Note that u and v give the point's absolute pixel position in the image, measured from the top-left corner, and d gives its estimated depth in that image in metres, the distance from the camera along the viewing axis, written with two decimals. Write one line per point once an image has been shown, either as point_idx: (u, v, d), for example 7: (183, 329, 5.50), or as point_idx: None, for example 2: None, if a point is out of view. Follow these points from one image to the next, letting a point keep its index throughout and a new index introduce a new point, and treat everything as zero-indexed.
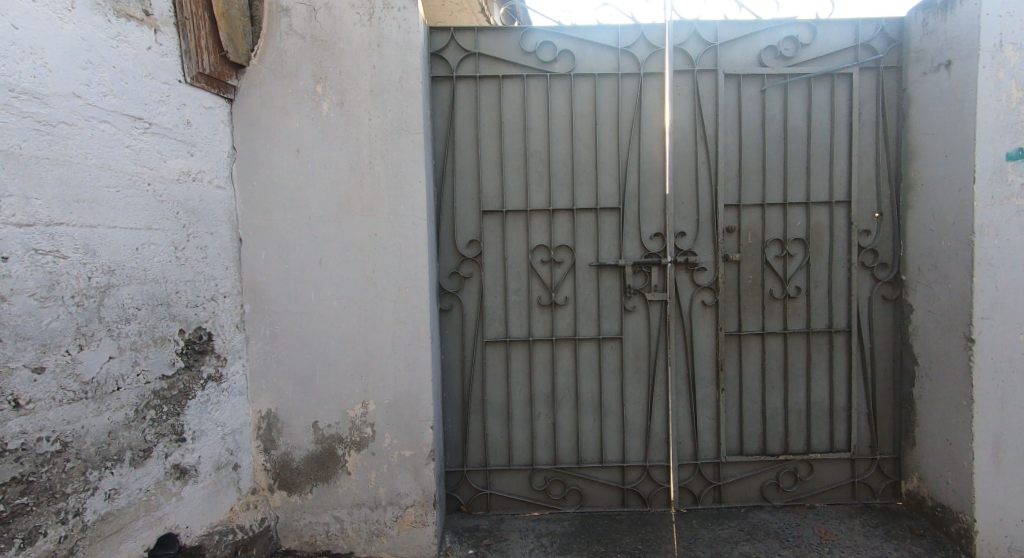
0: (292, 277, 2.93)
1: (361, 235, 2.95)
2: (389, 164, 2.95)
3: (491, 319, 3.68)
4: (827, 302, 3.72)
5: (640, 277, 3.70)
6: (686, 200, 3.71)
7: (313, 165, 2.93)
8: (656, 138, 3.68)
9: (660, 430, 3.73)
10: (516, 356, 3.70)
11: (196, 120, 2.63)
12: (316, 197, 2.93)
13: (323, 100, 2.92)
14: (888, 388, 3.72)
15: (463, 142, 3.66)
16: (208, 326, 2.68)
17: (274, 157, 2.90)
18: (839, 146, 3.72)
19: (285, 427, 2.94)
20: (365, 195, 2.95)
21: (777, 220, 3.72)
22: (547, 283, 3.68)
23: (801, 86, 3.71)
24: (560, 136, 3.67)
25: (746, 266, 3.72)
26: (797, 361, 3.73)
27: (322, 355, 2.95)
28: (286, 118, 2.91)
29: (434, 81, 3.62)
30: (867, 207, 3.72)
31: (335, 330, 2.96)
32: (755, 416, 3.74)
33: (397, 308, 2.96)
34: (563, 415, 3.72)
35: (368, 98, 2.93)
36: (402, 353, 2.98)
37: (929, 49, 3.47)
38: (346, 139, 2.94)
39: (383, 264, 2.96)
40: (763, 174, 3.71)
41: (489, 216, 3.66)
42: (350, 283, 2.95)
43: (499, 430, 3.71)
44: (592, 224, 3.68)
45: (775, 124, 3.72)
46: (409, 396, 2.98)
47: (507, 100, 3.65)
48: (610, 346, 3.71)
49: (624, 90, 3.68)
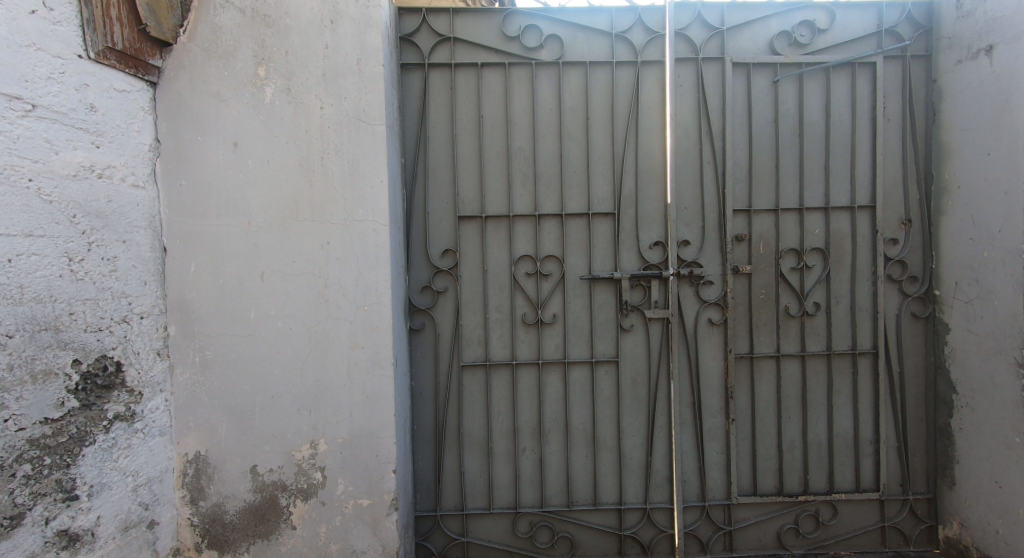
0: (228, 294, 2.47)
1: (311, 243, 2.51)
2: (345, 161, 2.51)
3: (469, 339, 3.23)
4: (849, 320, 3.30)
5: (638, 292, 3.26)
6: (689, 205, 3.28)
7: (253, 162, 2.48)
8: (655, 135, 3.26)
9: (662, 466, 3.28)
10: (497, 382, 3.24)
11: (103, 104, 2.19)
12: (258, 199, 2.48)
13: (266, 84, 2.48)
14: (920, 419, 3.28)
15: (437, 138, 3.21)
16: (117, 354, 2.22)
17: (207, 152, 2.46)
18: (861, 144, 3.30)
19: (217, 472, 2.47)
20: (317, 197, 2.51)
21: (793, 227, 3.31)
22: (533, 298, 3.23)
23: (818, 77, 3.29)
24: (547, 131, 3.24)
25: (758, 279, 3.30)
26: (816, 387, 3.30)
27: (261, 386, 2.49)
28: (221, 105, 2.46)
29: (404, 70, 3.18)
30: (894, 213, 3.31)
31: (279, 356, 2.50)
32: (770, 450, 3.30)
33: (354, 329, 2.53)
34: (551, 450, 3.26)
35: (320, 84, 2.50)
36: (359, 384, 2.53)
37: (965, 34, 3.08)
38: (293, 131, 2.49)
39: (338, 277, 2.51)
40: (776, 177, 3.29)
41: (467, 222, 3.22)
42: (297, 301, 2.51)
43: (478, 468, 3.24)
44: (583, 232, 3.24)
45: (790, 120, 3.30)
46: (368, 434, 2.53)
47: (487, 91, 3.22)
48: (605, 371, 3.26)
49: (620, 80, 3.24)
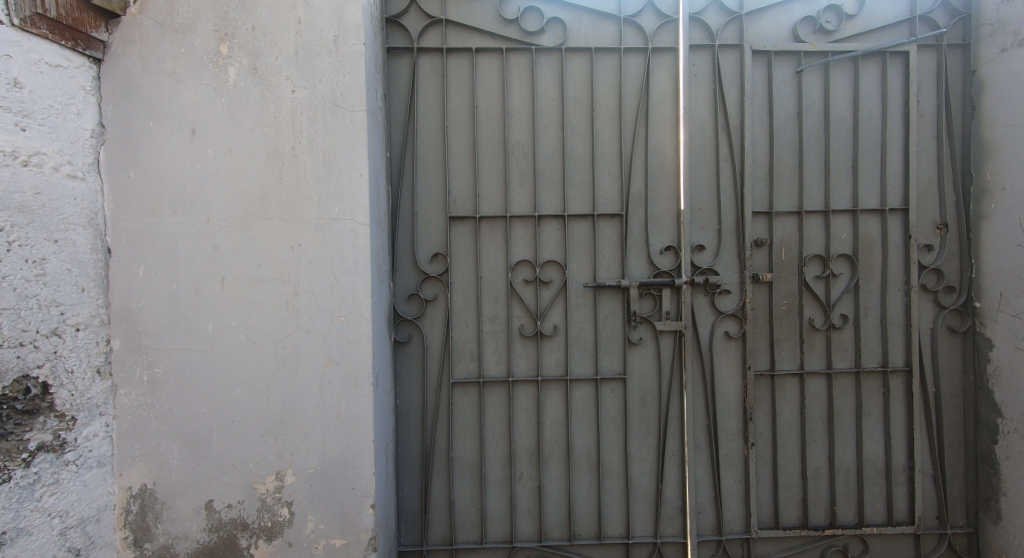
0: (182, 302, 2.15)
1: (279, 245, 2.20)
2: (320, 152, 2.21)
3: (461, 354, 2.91)
4: (879, 335, 3.03)
5: (648, 302, 2.95)
6: (704, 206, 2.98)
7: (214, 151, 2.16)
8: (667, 129, 2.96)
9: (674, 494, 2.98)
10: (492, 401, 2.92)
11: (31, 80, 1.89)
12: (219, 194, 2.17)
13: (229, 63, 2.16)
14: (958, 445, 3.03)
15: (426, 130, 2.90)
16: (43, 374, 1.91)
17: (160, 139, 2.14)
18: (892, 141, 3.01)
19: (165, 509, 2.15)
20: (288, 193, 2.20)
21: (818, 231, 3.02)
22: (532, 308, 2.91)
23: (846, 67, 3.00)
24: (548, 124, 2.93)
25: (779, 288, 3.01)
26: (844, 408, 3.03)
27: (220, 409, 2.17)
28: (176, 86, 2.14)
29: (390, 54, 2.88)
30: (929, 218, 3.03)
31: (242, 374, 2.18)
32: (793, 477, 3.02)
33: (327, 343, 2.22)
34: (551, 477, 2.94)
35: (291, 64, 2.19)
36: (333, 406, 2.22)
37: (1010, 20, 2.80)
38: (260, 117, 2.18)
39: (310, 284, 2.21)
40: (800, 176, 3.00)
41: (459, 223, 2.91)
42: (263, 311, 2.19)
43: (470, 497, 2.92)
44: (588, 235, 2.93)
45: (815, 114, 3.00)
46: (345, 465, 2.22)
47: (483, 79, 2.91)
48: (612, 390, 2.95)
49: (629, 69, 2.95)
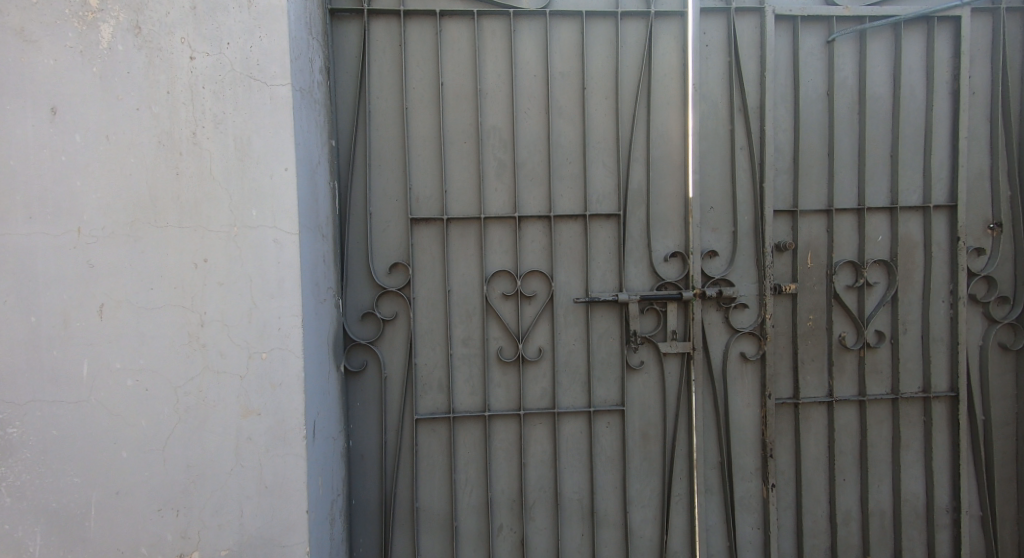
0: (45, 338, 1.64)
1: (178, 261, 1.67)
2: (230, 139, 1.68)
3: (426, 383, 2.41)
4: (921, 355, 2.57)
5: (650, 319, 2.47)
6: (717, 204, 2.50)
7: (84, 138, 1.64)
8: (673, 111, 2.46)
9: (681, 544, 2.51)
10: (464, 440, 2.43)
11: None
12: (93, 195, 1.64)
13: (102, 19, 1.64)
14: (1010, 481, 2.59)
15: (381, 111, 2.37)
16: None
17: (10, 122, 1.61)
18: (939, 125, 2.53)
19: None
20: (186, 192, 1.68)
21: (851, 233, 2.54)
22: (511, 328, 2.42)
23: (886, 36, 2.51)
24: (530, 103, 2.41)
25: (805, 301, 2.53)
26: (879, 441, 2.57)
27: (103, 476, 1.66)
28: (28, 49, 1.61)
29: (336, 19, 2.35)
30: (979, 216, 2.57)
31: (130, 431, 1.67)
32: (820, 522, 2.56)
33: (245, 386, 1.71)
34: (536, 528, 2.46)
35: (188, 22, 1.66)
36: (254, 468, 1.72)
37: None
38: (147, 92, 1.65)
39: (220, 311, 1.69)
40: (830, 167, 2.51)
41: (422, 226, 2.39)
42: (157, 348, 1.68)
43: (438, 554, 2.43)
44: (578, 239, 2.43)
45: (847, 92, 2.52)
46: (269, 544, 1.72)
47: (450, 49, 2.39)
48: (607, 424, 2.46)
49: (627, 37, 2.43)
